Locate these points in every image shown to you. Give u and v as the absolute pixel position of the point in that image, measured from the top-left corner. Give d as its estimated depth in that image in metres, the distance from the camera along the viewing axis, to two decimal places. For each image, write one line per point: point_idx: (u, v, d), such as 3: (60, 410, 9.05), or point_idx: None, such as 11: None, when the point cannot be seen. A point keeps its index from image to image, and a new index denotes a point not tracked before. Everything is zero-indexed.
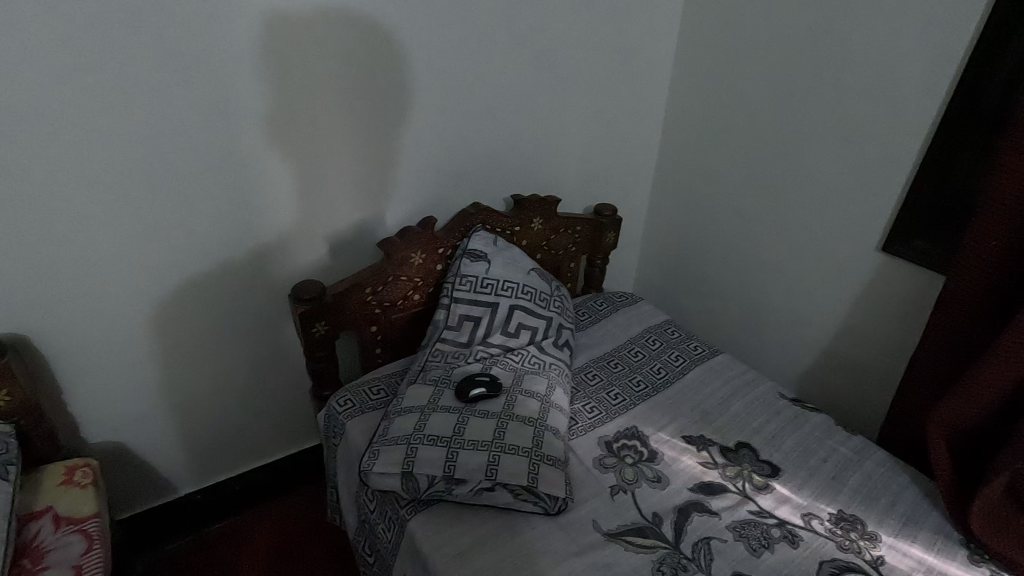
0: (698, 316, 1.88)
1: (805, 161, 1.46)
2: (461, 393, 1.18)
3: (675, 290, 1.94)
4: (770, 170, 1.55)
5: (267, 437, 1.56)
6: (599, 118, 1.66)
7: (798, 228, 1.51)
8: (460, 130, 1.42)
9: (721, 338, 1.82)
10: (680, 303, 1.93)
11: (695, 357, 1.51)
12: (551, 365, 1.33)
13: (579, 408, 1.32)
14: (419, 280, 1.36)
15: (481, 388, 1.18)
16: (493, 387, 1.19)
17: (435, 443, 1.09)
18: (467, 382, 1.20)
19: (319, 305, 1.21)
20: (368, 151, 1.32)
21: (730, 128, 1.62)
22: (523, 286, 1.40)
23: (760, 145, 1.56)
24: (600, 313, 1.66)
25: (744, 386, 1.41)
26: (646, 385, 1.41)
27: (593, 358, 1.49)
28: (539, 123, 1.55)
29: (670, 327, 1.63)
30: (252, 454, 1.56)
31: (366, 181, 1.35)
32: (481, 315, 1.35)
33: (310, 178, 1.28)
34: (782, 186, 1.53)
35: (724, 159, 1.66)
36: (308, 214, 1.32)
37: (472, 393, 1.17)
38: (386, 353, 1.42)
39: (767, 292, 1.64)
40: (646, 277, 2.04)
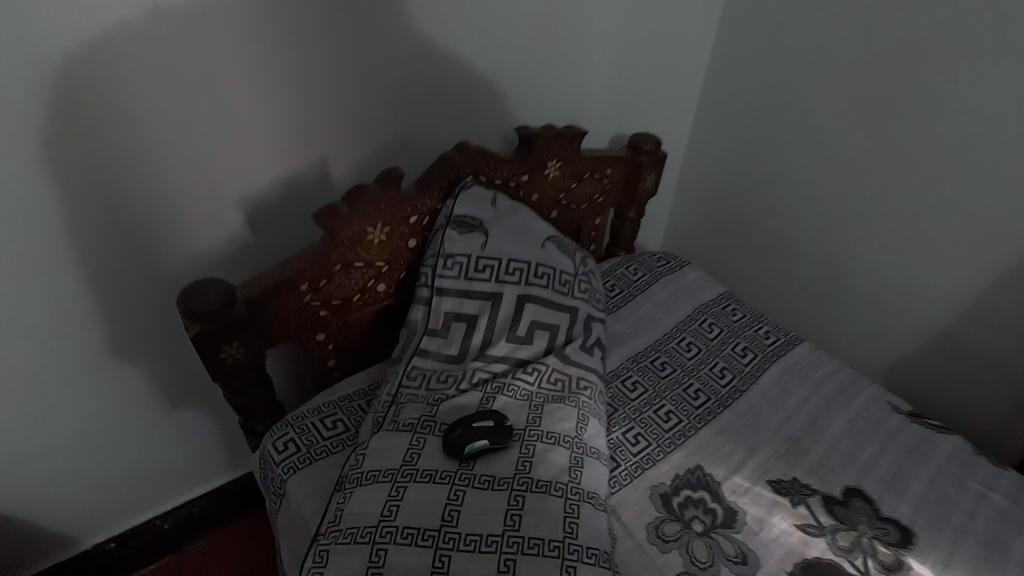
0: (752, 279, 1.46)
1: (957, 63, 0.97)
2: (450, 445, 0.79)
3: (721, 243, 1.50)
4: (884, 87, 1.08)
5: (197, 461, 1.19)
6: (634, 12, 1.15)
7: (921, 171, 1.07)
8: (432, 22, 0.92)
9: (783, 308, 1.41)
10: (728, 260, 1.50)
11: (769, 351, 1.11)
12: (579, 382, 0.93)
13: (619, 440, 0.95)
14: (384, 265, 0.92)
15: (482, 438, 0.78)
16: (498, 432, 0.80)
17: (413, 539, 0.71)
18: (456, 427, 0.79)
19: (223, 321, 0.77)
20: (281, 56, 0.84)
21: (826, 24, 1.13)
22: (536, 267, 0.97)
23: (871, 49, 1.07)
24: (635, 286, 1.24)
25: (841, 393, 1.03)
26: (706, 397, 1.03)
27: (631, 357, 1.10)
28: (552, 16, 1.04)
29: (729, 304, 1.22)
30: (182, 482, 1.20)
31: (286, 107, 0.88)
32: (477, 314, 0.94)
33: (192, 108, 0.82)
34: (907, 104, 1.05)
35: (811, 70, 1.18)
36: (203, 166, 0.87)
37: (467, 447, 0.78)
38: (346, 365, 1.01)
39: (862, 252, 1.21)
40: (681, 226, 1.60)
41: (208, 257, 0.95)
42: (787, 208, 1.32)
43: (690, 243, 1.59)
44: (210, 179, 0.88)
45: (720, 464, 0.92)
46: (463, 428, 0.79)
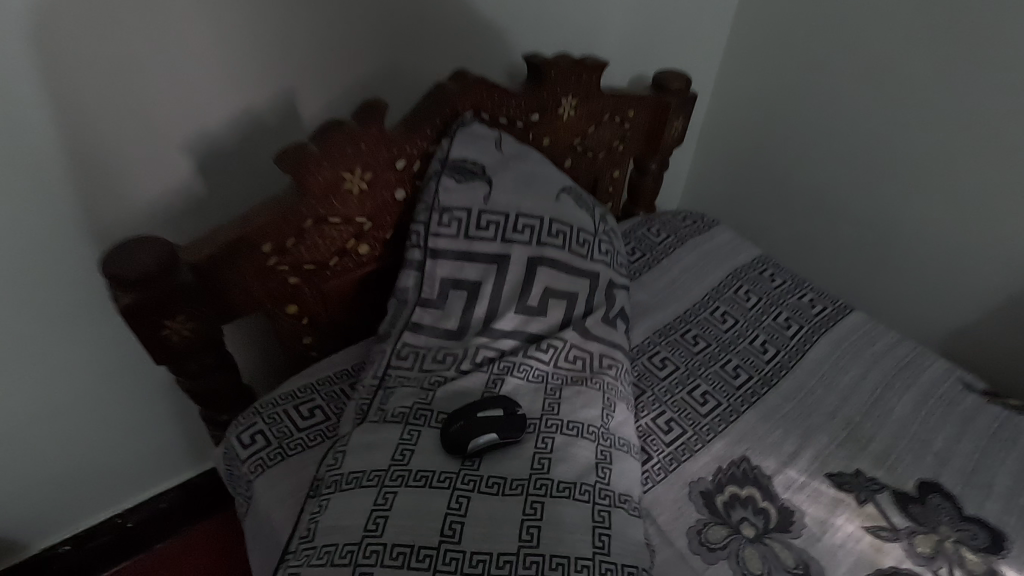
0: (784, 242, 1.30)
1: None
2: (451, 440, 0.64)
3: (747, 202, 1.34)
4: (961, 8, 0.91)
5: (163, 454, 1.05)
6: None
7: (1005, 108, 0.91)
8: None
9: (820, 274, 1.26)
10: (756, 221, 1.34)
11: (815, 321, 0.96)
12: (602, 361, 0.78)
13: (649, 427, 0.80)
14: (366, 221, 0.75)
15: (490, 432, 0.64)
16: (509, 423, 0.65)
17: (406, 559, 0.57)
18: (457, 418, 0.65)
19: (161, 291, 0.62)
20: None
21: None
22: (549, 223, 0.81)
23: None
24: (659, 250, 1.09)
25: (904, 370, 0.89)
26: (748, 376, 0.88)
27: (657, 330, 0.95)
28: None
29: (765, 269, 1.06)
30: (142, 477, 1.05)
31: (238, 23, 0.70)
32: (480, 281, 0.78)
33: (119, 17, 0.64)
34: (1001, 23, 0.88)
35: None
36: (139, 96, 0.69)
37: (471, 442, 0.63)
38: (324, 342, 0.85)
39: (924, 207, 1.05)
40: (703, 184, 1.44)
41: (153, 213, 0.77)
42: (831, 158, 1.15)
43: (709, 203, 1.42)
44: (149, 114, 0.71)
45: (770, 455, 0.78)
46: (467, 419, 0.64)
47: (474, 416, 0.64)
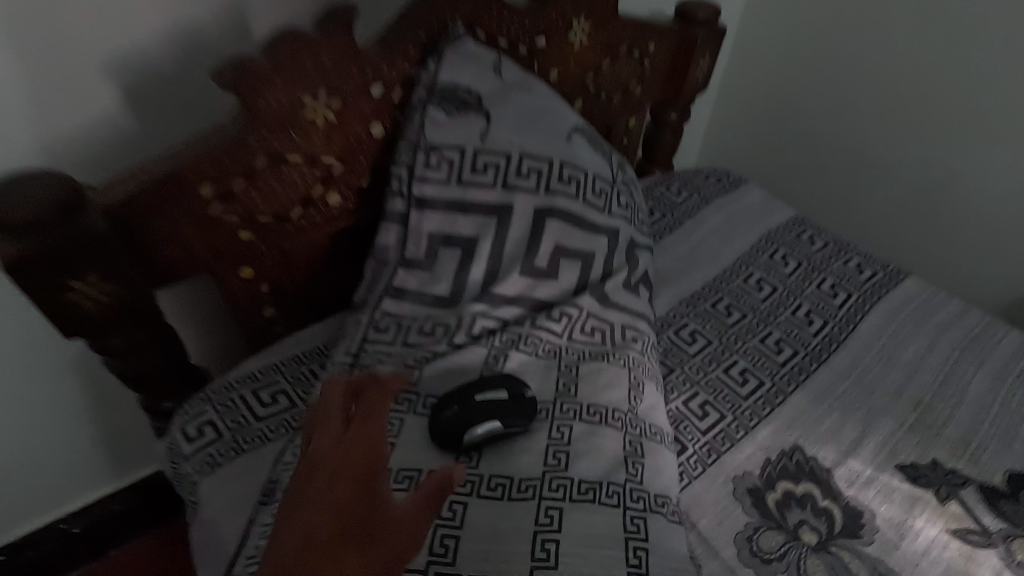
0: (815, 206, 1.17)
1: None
2: (441, 431, 0.51)
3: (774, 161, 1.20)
4: None
5: (100, 455, 0.86)
6: None
7: None
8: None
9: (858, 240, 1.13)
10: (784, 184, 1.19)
11: (865, 289, 0.83)
12: (625, 333, 0.65)
13: (683, 412, 0.67)
14: (335, 162, 0.61)
15: (491, 420, 0.50)
16: (515, 409, 0.51)
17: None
18: (449, 403, 0.51)
19: (64, 241, 0.48)
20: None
21: None
22: (560, 169, 0.67)
23: None
24: (681, 210, 0.95)
25: (974, 342, 0.76)
26: (793, 351, 0.75)
27: (684, 299, 0.81)
28: None
29: (804, 231, 0.93)
30: (77, 491, 0.88)
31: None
32: (477, 237, 0.64)
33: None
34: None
35: None
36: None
37: (467, 433, 0.50)
38: (288, 315, 0.71)
39: (991, 158, 0.92)
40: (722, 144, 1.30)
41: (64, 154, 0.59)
42: (878, 105, 1.01)
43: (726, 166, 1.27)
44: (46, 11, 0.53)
45: (827, 445, 0.65)
46: (462, 404, 0.51)
47: (470, 400, 0.51)
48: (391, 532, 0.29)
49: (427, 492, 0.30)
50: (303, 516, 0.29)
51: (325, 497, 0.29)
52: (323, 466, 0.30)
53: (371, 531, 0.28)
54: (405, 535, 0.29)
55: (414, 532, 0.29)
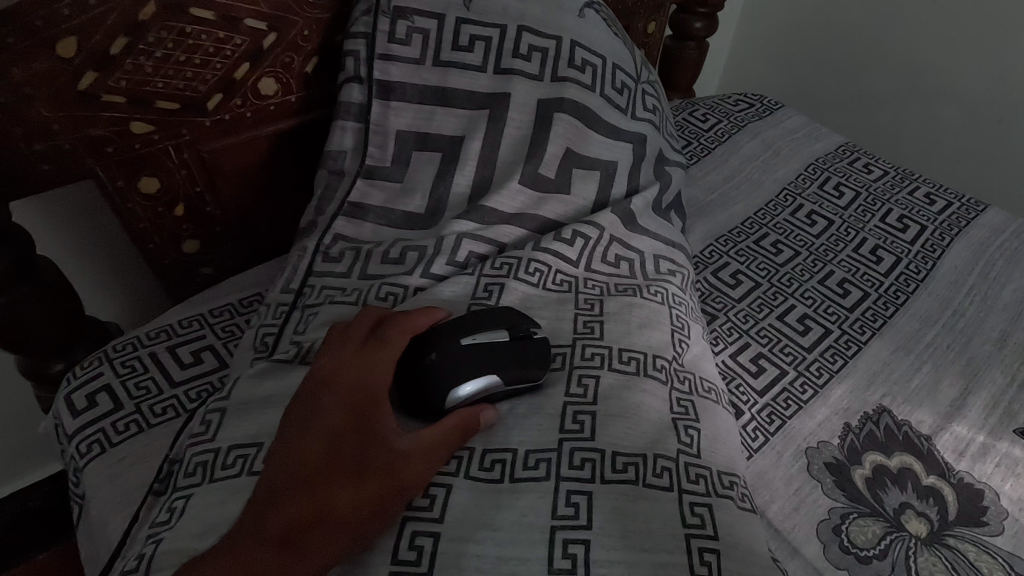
0: (867, 130, 1.02)
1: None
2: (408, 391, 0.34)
3: (818, 82, 1.05)
4: None
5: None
6: None
7: None
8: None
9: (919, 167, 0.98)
10: (830, 107, 1.05)
11: (940, 221, 0.68)
12: (658, 263, 0.50)
13: (734, 367, 0.52)
14: (263, 29, 0.44)
15: (488, 372, 0.35)
16: (520, 358, 0.36)
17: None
18: (421, 351, 0.35)
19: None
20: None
21: None
22: (572, 50, 0.51)
23: None
24: (710, 137, 0.79)
25: None
26: (862, 294, 0.60)
27: (721, 235, 0.66)
28: None
29: (857, 158, 0.77)
30: None
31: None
32: (463, 136, 0.48)
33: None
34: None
35: None
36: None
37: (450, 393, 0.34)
38: (217, 251, 0.54)
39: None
40: (748, 74, 1.14)
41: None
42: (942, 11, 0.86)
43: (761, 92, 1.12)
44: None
45: (922, 406, 0.50)
46: (440, 350, 0.35)
47: (455, 344, 0.35)
48: (397, 464, 0.30)
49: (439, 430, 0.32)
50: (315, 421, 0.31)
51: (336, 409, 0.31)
52: (340, 385, 0.32)
53: (379, 452, 0.30)
54: (412, 464, 0.30)
55: (422, 460, 0.31)
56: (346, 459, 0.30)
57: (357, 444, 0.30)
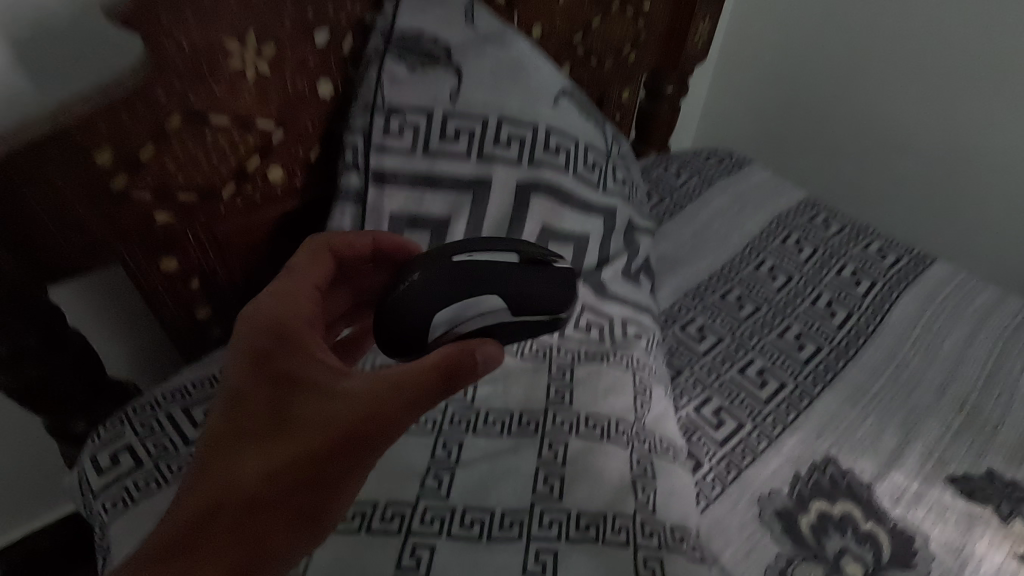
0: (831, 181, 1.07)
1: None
2: (396, 312, 0.37)
3: (784, 136, 1.10)
4: None
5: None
6: None
7: None
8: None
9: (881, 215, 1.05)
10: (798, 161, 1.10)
11: (889, 275, 0.74)
12: (626, 327, 0.55)
13: (697, 421, 0.57)
14: (273, 127, 0.50)
15: (487, 294, 0.38)
16: (531, 292, 0.40)
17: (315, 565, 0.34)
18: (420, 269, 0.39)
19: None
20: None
21: None
22: (548, 136, 0.57)
23: None
24: (680, 192, 0.85)
25: (1018, 330, 0.67)
26: (815, 347, 0.65)
27: (688, 291, 0.71)
28: None
29: (817, 214, 0.84)
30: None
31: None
32: (450, 217, 0.54)
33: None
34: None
35: None
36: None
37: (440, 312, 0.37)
38: (226, 316, 0.60)
39: (1020, 121, 0.86)
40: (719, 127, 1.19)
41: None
42: (896, 74, 0.94)
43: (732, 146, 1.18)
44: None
45: (865, 455, 0.55)
46: (420, 280, 0.38)
47: (441, 271, 0.38)
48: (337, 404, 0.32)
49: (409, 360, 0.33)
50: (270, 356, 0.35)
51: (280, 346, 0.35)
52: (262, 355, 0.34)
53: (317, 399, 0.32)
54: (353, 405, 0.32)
55: (368, 399, 0.32)
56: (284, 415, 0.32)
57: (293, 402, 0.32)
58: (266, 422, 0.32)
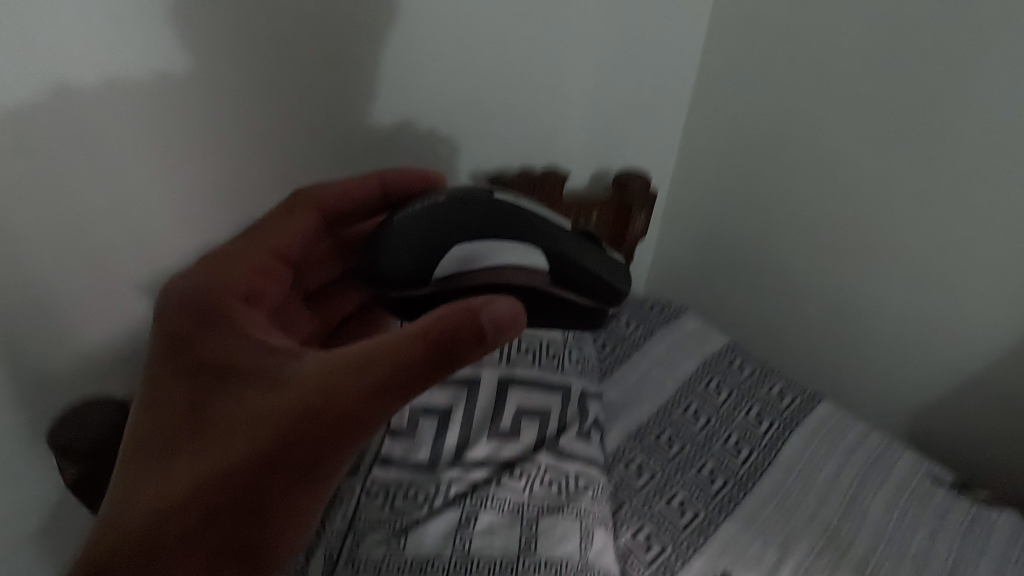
0: (750, 326, 1.28)
1: (1009, 54, 0.83)
2: (414, 246, 0.58)
3: (716, 286, 1.32)
4: (917, 117, 0.93)
5: None
6: (623, 41, 0.97)
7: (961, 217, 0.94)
8: (385, 19, 0.70)
9: (789, 359, 1.24)
10: (724, 309, 1.31)
11: (785, 414, 0.97)
12: (578, 481, 0.77)
13: (632, 546, 0.79)
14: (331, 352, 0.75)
15: (491, 228, 0.59)
16: (537, 230, 0.60)
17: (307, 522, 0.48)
18: (438, 217, 0.59)
19: (97, 430, 0.62)
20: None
21: (841, 55, 0.98)
22: (517, 340, 0.85)
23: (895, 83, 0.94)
24: (626, 341, 1.09)
25: (875, 462, 0.90)
26: (724, 481, 0.88)
27: (632, 433, 0.94)
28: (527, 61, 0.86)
29: (734, 359, 1.07)
30: None
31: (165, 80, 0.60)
32: (451, 406, 0.78)
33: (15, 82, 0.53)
34: (946, 107, 0.90)
35: (823, 104, 1.03)
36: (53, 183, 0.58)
37: (490, 239, 0.58)
38: None
39: (879, 297, 1.07)
40: (666, 274, 1.40)
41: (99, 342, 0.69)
42: (793, 248, 1.16)
43: (678, 296, 1.39)
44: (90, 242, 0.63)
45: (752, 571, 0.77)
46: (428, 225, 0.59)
47: (449, 221, 0.59)
48: (313, 377, 0.45)
49: (389, 340, 0.44)
50: (231, 339, 0.50)
51: (251, 361, 0.48)
52: (244, 370, 0.48)
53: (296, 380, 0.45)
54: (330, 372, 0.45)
55: (340, 366, 0.45)
56: (279, 399, 0.45)
57: (279, 390, 0.45)
58: (262, 410, 0.45)
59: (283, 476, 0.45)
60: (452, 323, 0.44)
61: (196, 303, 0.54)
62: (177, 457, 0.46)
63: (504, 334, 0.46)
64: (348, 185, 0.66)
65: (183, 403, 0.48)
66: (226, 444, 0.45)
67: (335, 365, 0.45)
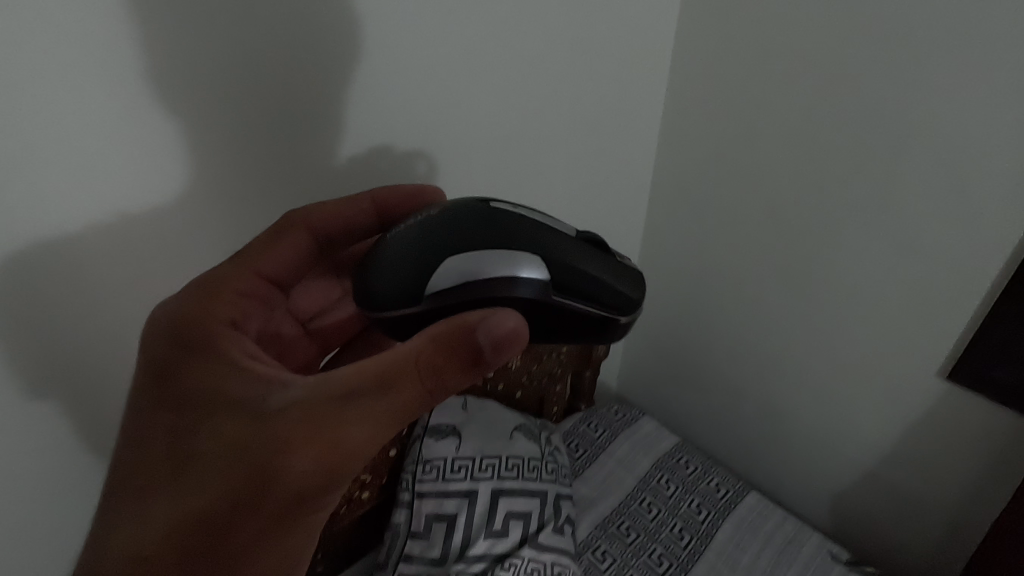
0: (700, 420, 1.56)
1: (852, 241, 1.12)
2: (412, 256, 0.62)
3: (672, 387, 1.60)
4: (796, 275, 1.22)
5: None
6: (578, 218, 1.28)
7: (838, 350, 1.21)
8: (377, 156, 0.86)
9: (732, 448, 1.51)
10: (681, 404, 1.59)
11: (719, 505, 1.23)
12: (552, 569, 1.01)
13: None
14: (368, 476, 1.03)
15: (492, 242, 0.62)
16: (541, 245, 0.62)
17: (307, 527, 0.58)
18: (430, 229, 0.63)
19: None
20: (166, 132, 0.65)
21: (738, 224, 1.29)
22: (505, 459, 1.11)
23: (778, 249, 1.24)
24: (594, 444, 1.35)
25: (787, 545, 1.16)
26: (668, 563, 1.12)
27: (597, 523, 1.19)
28: None
29: (681, 457, 1.34)
30: None
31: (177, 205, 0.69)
32: (455, 513, 1.03)
33: (56, 227, 0.62)
34: (816, 270, 1.19)
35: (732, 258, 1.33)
36: (96, 310, 0.69)
37: (485, 253, 0.61)
38: (336, 562, 1.09)
39: (793, 402, 1.35)
40: (632, 374, 1.69)
41: None
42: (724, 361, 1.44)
43: (644, 392, 1.68)
44: None
45: None
46: (425, 235, 0.63)
47: (443, 232, 0.63)
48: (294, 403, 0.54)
49: (378, 365, 0.54)
50: (217, 368, 0.60)
51: (237, 390, 0.57)
52: (230, 401, 0.57)
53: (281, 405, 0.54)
54: (316, 399, 0.54)
55: (325, 390, 0.54)
56: (269, 423, 0.54)
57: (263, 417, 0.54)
58: (250, 434, 0.54)
59: (281, 483, 0.54)
60: (445, 350, 0.54)
61: (184, 333, 0.64)
62: (185, 478, 0.56)
63: (500, 351, 0.55)
64: (342, 212, 0.78)
65: (179, 433, 0.58)
66: (226, 466, 0.54)
67: (315, 390, 0.54)
